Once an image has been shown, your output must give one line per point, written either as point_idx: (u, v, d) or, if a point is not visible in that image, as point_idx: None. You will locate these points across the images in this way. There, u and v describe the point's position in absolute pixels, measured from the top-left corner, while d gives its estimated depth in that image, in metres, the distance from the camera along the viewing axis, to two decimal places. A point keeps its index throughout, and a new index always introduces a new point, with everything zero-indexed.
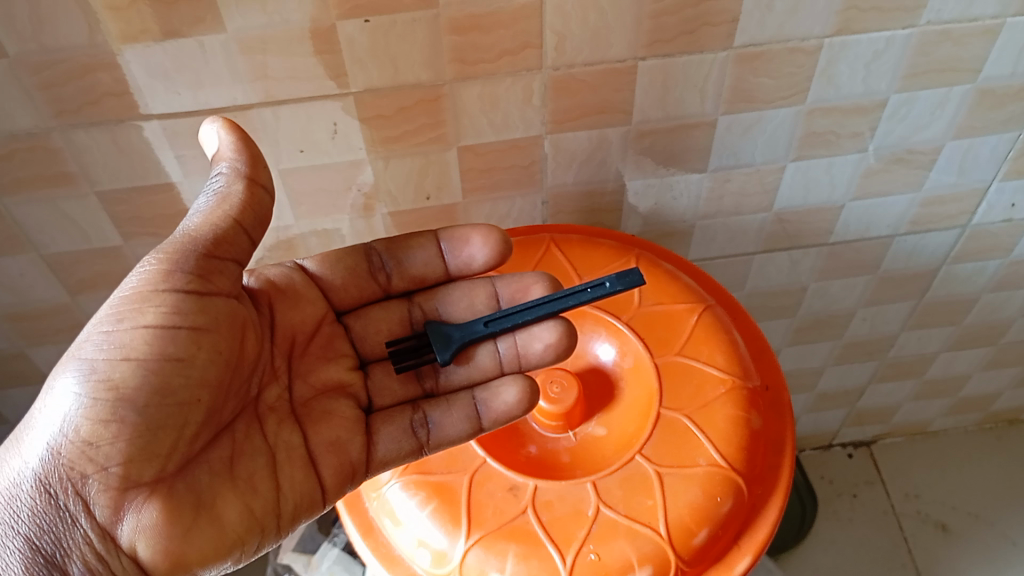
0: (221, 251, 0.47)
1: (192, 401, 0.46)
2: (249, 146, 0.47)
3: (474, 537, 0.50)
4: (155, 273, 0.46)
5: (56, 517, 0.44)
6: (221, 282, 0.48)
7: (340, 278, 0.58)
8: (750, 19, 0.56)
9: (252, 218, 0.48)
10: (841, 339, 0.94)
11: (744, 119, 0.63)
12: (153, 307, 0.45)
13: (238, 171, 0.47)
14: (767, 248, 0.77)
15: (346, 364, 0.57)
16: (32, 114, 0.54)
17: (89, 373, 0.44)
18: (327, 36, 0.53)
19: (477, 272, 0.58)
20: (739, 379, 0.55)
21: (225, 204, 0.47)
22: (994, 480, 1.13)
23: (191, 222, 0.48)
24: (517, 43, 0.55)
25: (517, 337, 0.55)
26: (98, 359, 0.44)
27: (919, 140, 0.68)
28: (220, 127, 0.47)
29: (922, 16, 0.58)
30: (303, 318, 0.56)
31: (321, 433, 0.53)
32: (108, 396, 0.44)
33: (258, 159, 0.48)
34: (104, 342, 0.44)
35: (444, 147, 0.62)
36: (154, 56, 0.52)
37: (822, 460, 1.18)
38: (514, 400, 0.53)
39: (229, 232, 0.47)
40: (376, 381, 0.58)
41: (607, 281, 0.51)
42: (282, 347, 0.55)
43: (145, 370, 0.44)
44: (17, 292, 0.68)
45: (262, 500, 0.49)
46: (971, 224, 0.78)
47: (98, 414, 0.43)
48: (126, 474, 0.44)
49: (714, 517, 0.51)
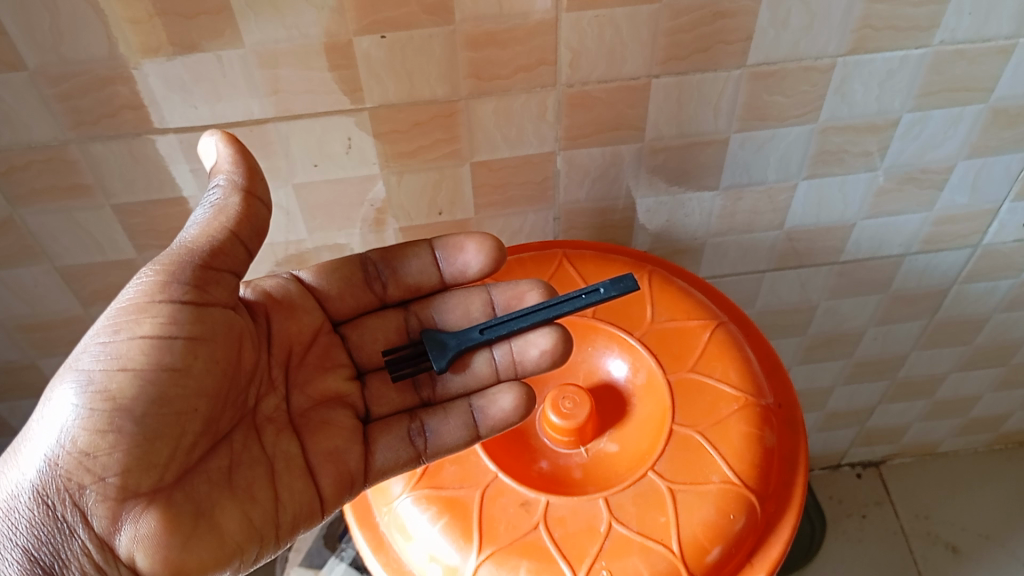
0: (218, 262, 0.48)
1: (190, 410, 0.46)
2: (247, 158, 0.48)
3: (486, 552, 0.50)
4: (152, 284, 0.46)
5: (54, 528, 0.44)
6: (218, 292, 0.49)
7: (336, 287, 0.58)
8: (764, 37, 0.56)
9: (248, 229, 0.48)
10: (852, 358, 0.93)
11: (757, 137, 0.63)
12: (150, 317, 0.45)
13: (235, 184, 0.48)
14: (778, 266, 0.77)
15: (343, 374, 0.57)
16: (50, 125, 0.55)
17: (86, 384, 0.44)
18: (344, 51, 0.53)
19: (471, 280, 0.58)
20: (754, 396, 0.55)
21: (222, 216, 0.48)
22: (1004, 501, 1.13)
23: (188, 234, 0.48)
24: (532, 59, 0.56)
25: (513, 343, 0.55)
26: (95, 370, 0.44)
27: (931, 159, 0.68)
28: (220, 140, 0.48)
29: (936, 35, 0.58)
30: (300, 328, 0.56)
31: (320, 443, 0.53)
32: (105, 406, 0.43)
33: (255, 171, 0.48)
34: (101, 353, 0.44)
35: (457, 162, 0.62)
36: (173, 69, 0.53)
37: (831, 480, 1.17)
38: (510, 406, 0.53)
39: (225, 242, 0.48)
40: (373, 390, 0.58)
41: (602, 287, 0.50)
42: (279, 357, 0.55)
43: (142, 381, 0.44)
44: (30, 302, 0.68)
45: (261, 509, 0.49)
46: (983, 243, 0.78)
47: (95, 425, 0.43)
48: (124, 484, 0.44)
49: (728, 535, 0.50)
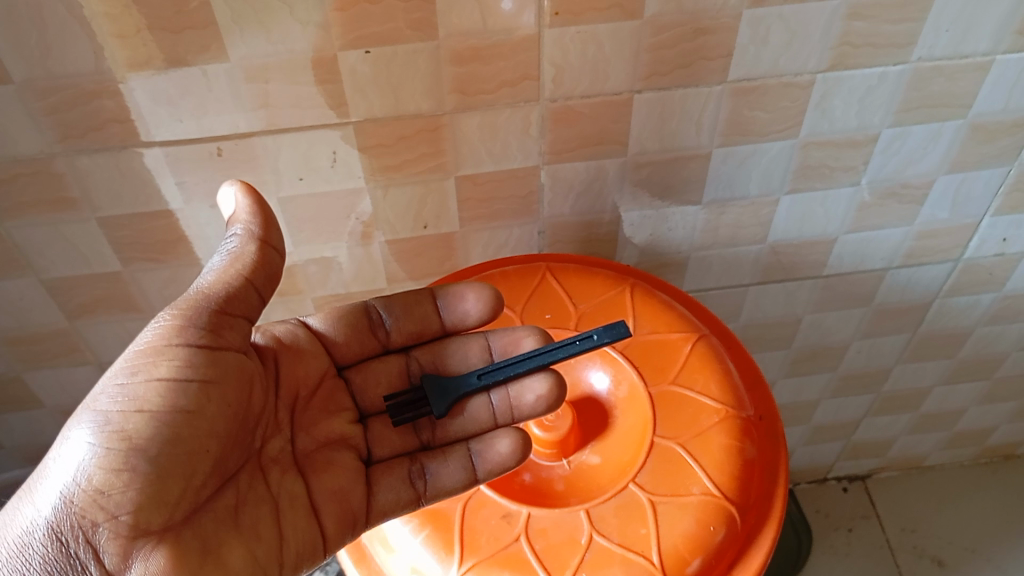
0: (232, 308, 0.49)
1: (202, 451, 0.46)
2: (264, 209, 0.49)
3: (468, 564, 0.50)
4: (169, 327, 0.47)
5: (66, 565, 0.43)
6: (231, 336, 0.49)
7: (342, 334, 0.58)
8: (745, 53, 0.57)
9: (263, 276, 0.49)
10: (837, 372, 0.94)
11: (739, 152, 0.64)
12: (167, 360, 0.46)
13: (252, 233, 0.49)
14: (763, 280, 0.78)
15: (347, 418, 0.57)
16: (37, 138, 0.55)
17: (103, 423, 0.44)
18: (330, 65, 0.54)
19: (471, 327, 0.58)
20: (734, 409, 0.55)
21: (238, 263, 0.49)
22: (990, 514, 1.13)
23: (204, 280, 0.49)
24: (516, 74, 0.56)
25: (510, 388, 0.55)
26: (112, 410, 0.44)
27: (912, 174, 0.69)
28: (238, 191, 0.49)
29: (914, 53, 0.59)
30: (307, 372, 0.56)
31: (323, 483, 0.52)
32: (120, 445, 0.44)
33: (272, 222, 0.50)
34: (119, 394, 0.45)
35: (443, 175, 0.62)
36: (159, 83, 0.53)
37: (818, 494, 1.18)
38: (508, 451, 0.53)
39: (241, 288, 0.49)
40: (375, 432, 0.57)
41: (595, 334, 0.51)
42: (286, 400, 0.55)
43: (158, 421, 0.45)
44: (16, 315, 0.68)
45: (266, 547, 0.48)
46: (964, 257, 0.79)
47: (111, 464, 0.43)
48: (136, 522, 0.43)
49: (708, 547, 0.50)
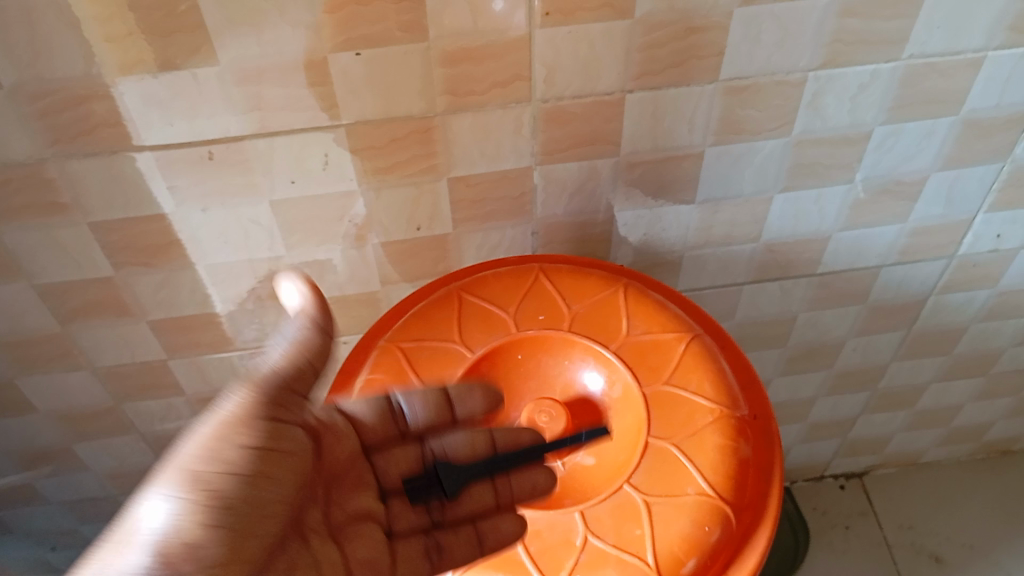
0: (296, 385, 0.47)
1: (267, 526, 0.45)
2: (325, 302, 0.48)
3: (463, 566, 0.50)
4: (240, 401, 0.45)
5: None
6: (292, 415, 0.48)
7: (372, 418, 0.56)
8: (737, 52, 0.57)
9: (324, 361, 0.48)
10: (833, 369, 0.94)
11: (732, 150, 0.64)
12: (241, 432, 0.44)
13: (315, 320, 0.47)
14: (757, 278, 0.78)
15: (369, 495, 0.56)
16: (27, 143, 0.55)
17: (183, 494, 0.41)
18: (320, 67, 0.53)
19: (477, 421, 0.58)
20: (728, 408, 0.55)
21: (303, 347, 0.47)
22: (987, 511, 1.13)
23: (270, 354, 0.47)
24: (508, 74, 0.56)
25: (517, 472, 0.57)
26: (192, 483, 0.42)
27: (906, 171, 0.69)
28: (302, 286, 0.47)
29: (907, 49, 0.59)
30: (343, 451, 0.55)
31: (356, 551, 0.53)
32: (199, 522, 0.41)
33: (331, 313, 0.48)
34: (197, 465, 0.42)
35: (436, 177, 0.62)
36: (149, 87, 0.53)
37: (816, 491, 1.17)
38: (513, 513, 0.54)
39: (306, 371, 0.47)
40: (394, 510, 0.57)
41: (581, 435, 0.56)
42: (325, 479, 0.53)
43: (233, 498, 0.43)
44: (8, 319, 0.68)
45: None
46: (959, 254, 0.79)
47: (189, 541, 0.40)
48: None
49: (703, 546, 0.49)
